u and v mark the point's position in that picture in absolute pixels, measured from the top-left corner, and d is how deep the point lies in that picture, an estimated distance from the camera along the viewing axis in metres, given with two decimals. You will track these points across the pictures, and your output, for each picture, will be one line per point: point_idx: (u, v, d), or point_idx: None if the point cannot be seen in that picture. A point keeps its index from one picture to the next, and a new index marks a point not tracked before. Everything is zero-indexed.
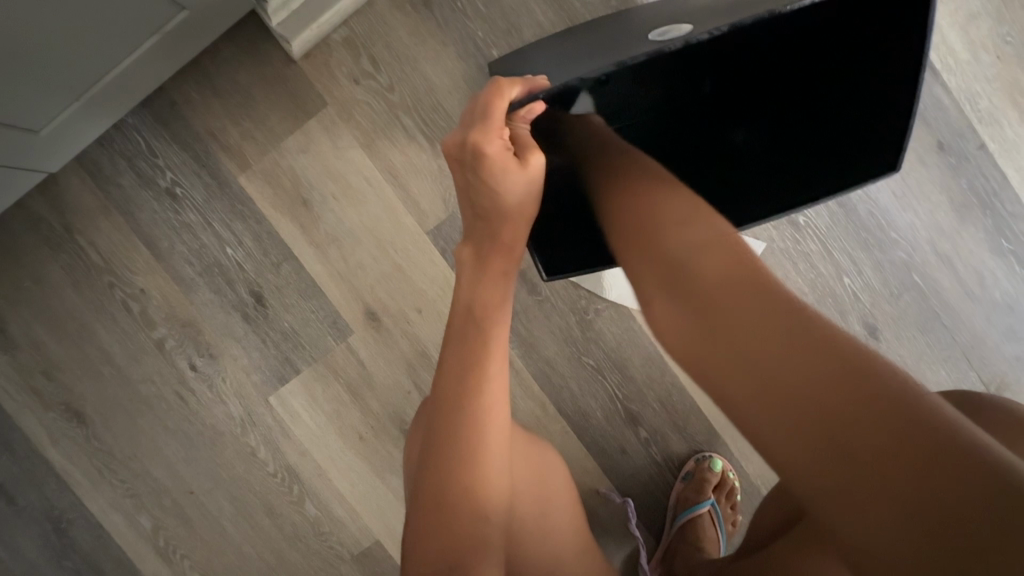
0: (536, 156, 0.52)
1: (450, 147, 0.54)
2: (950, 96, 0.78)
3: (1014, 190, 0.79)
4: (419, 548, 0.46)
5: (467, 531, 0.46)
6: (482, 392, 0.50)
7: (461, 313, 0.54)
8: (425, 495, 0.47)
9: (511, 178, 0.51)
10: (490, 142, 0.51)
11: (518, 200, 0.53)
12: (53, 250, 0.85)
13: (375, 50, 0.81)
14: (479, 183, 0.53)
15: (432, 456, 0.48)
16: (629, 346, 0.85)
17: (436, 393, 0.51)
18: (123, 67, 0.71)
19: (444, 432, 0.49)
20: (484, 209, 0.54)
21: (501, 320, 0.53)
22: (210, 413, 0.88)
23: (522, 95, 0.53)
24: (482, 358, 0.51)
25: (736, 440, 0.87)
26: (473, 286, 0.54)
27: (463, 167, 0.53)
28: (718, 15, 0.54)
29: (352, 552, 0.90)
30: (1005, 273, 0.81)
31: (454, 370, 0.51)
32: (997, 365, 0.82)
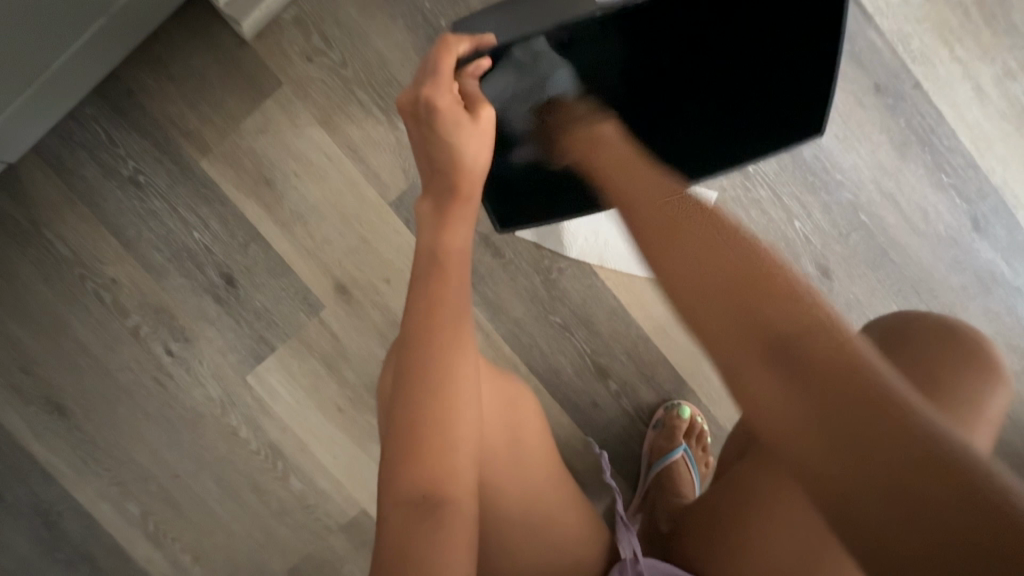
0: (487, 108, 0.52)
1: (402, 104, 0.53)
2: (883, 39, 0.81)
3: (949, 126, 0.83)
4: (394, 483, 0.45)
5: (440, 464, 0.46)
6: (450, 333, 0.48)
7: (425, 256, 0.51)
8: (395, 435, 0.46)
9: (464, 133, 0.51)
10: (441, 95, 0.51)
11: (474, 154, 0.52)
12: (20, 245, 0.86)
13: (326, 28, 0.83)
14: (433, 136, 0.52)
15: (402, 395, 0.47)
16: (593, 302, 0.87)
17: (402, 338, 0.49)
18: (74, 52, 0.72)
19: (412, 375, 0.47)
20: (438, 160, 0.52)
21: (464, 264, 0.51)
22: (189, 396, 0.90)
23: (470, 52, 0.56)
24: (449, 299, 0.49)
25: (704, 386, 0.90)
26: (435, 230, 0.51)
27: (414, 121, 0.52)
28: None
29: (339, 522, 0.92)
30: (947, 207, 0.84)
31: (420, 313, 0.48)
32: (946, 296, 0.85)
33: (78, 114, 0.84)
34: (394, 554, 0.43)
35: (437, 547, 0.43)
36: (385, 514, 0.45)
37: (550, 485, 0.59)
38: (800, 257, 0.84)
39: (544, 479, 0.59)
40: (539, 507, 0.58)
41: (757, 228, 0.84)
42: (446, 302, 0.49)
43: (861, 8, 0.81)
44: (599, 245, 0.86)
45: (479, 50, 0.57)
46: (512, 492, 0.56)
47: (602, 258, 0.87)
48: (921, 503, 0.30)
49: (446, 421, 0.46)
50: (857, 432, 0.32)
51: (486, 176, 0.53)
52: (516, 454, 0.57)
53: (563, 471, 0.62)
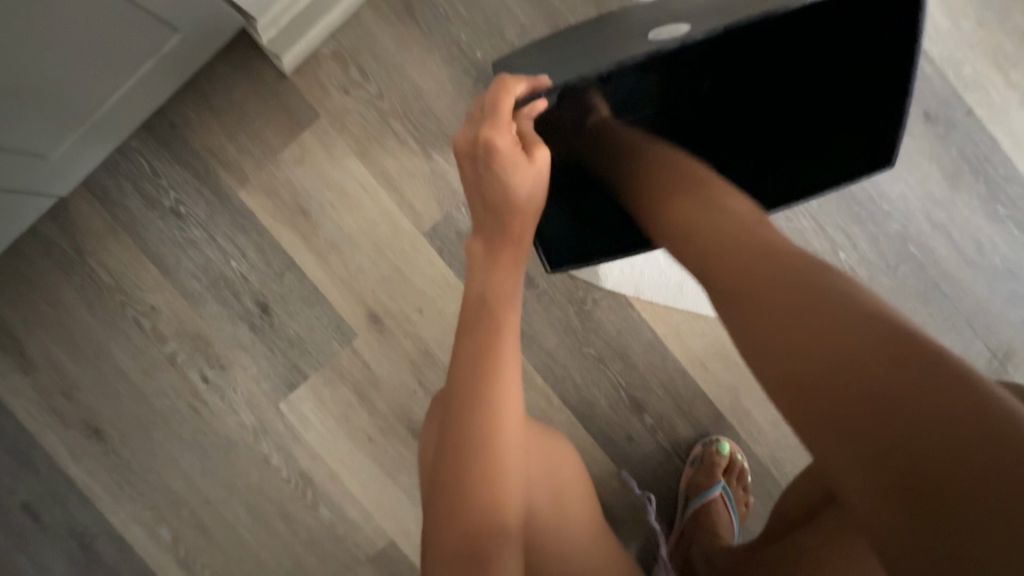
0: (544, 149, 0.50)
1: (460, 145, 0.51)
2: (933, 66, 0.78)
3: (1005, 154, 0.79)
4: (439, 539, 0.44)
5: (486, 525, 0.44)
6: (497, 385, 0.47)
7: (472, 304, 0.50)
8: (443, 484, 0.45)
9: (522, 174, 0.49)
10: (500, 136, 0.48)
11: (529, 196, 0.50)
12: (65, 272, 0.88)
13: (363, 61, 0.84)
14: (489, 179, 0.50)
15: (448, 449, 0.46)
16: (629, 334, 0.85)
17: (451, 384, 0.48)
18: (123, 91, 0.74)
19: (461, 424, 0.46)
20: (493, 202, 0.50)
21: (514, 309, 0.50)
22: (223, 423, 0.90)
23: (525, 93, 0.51)
24: (495, 349, 0.48)
25: (743, 422, 0.87)
26: (486, 274, 0.51)
27: (471, 162, 0.50)
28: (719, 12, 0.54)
29: (368, 553, 0.91)
30: (1004, 239, 0.80)
31: (471, 359, 0.48)
32: (1003, 332, 0.81)
33: (124, 146, 0.86)
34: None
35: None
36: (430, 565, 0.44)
37: (591, 542, 0.57)
38: None
39: (585, 537, 0.56)
40: (580, 567, 0.56)
41: None
42: (498, 348, 0.48)
43: None
44: (635, 277, 0.85)
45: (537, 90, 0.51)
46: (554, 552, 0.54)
47: (638, 290, 0.85)
48: (937, 439, 0.29)
49: (496, 472, 0.45)
50: (871, 380, 0.33)
51: (539, 216, 0.52)
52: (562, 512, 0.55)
53: (605, 526, 0.60)
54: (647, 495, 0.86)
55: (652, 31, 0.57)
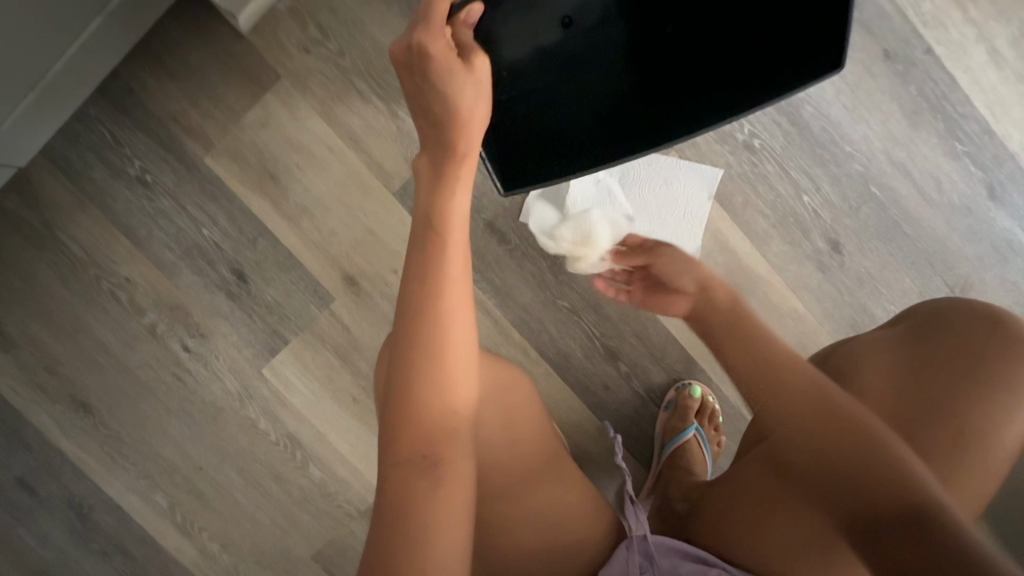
0: (482, 57, 0.50)
1: (393, 54, 0.50)
2: (892, 3, 0.79)
3: (963, 91, 0.81)
4: (392, 444, 0.46)
5: (436, 426, 0.47)
6: (443, 294, 0.48)
7: (419, 220, 0.50)
8: (393, 397, 0.47)
9: (460, 82, 0.49)
10: (434, 41, 0.48)
11: (469, 105, 0.49)
12: (36, 248, 0.88)
13: (321, 18, 0.82)
14: (426, 88, 0.49)
15: (400, 358, 0.47)
16: (601, 285, 0.87)
17: (400, 304, 0.49)
18: (72, 53, 0.72)
19: (411, 333, 0.47)
20: (433, 112, 0.50)
21: (462, 228, 0.50)
22: (208, 390, 0.92)
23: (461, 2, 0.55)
24: (442, 262, 0.48)
25: (714, 366, 0.90)
26: (431, 191, 0.50)
27: (408, 74, 0.50)
28: None
29: (359, 508, 0.95)
30: (962, 175, 0.82)
31: (418, 277, 0.48)
32: (961, 267, 0.84)
33: (83, 116, 0.85)
34: (394, 509, 0.44)
35: (435, 499, 0.45)
36: (386, 474, 0.46)
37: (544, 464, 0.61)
38: (810, 233, 0.83)
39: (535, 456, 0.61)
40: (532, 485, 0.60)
41: (765, 205, 0.83)
42: (445, 264, 0.48)
43: None
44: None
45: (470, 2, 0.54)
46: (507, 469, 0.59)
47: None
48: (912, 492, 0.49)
49: (444, 382, 0.47)
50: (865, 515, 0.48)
51: (484, 126, 0.51)
52: (513, 435, 0.60)
53: (559, 449, 0.64)
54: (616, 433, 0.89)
55: None
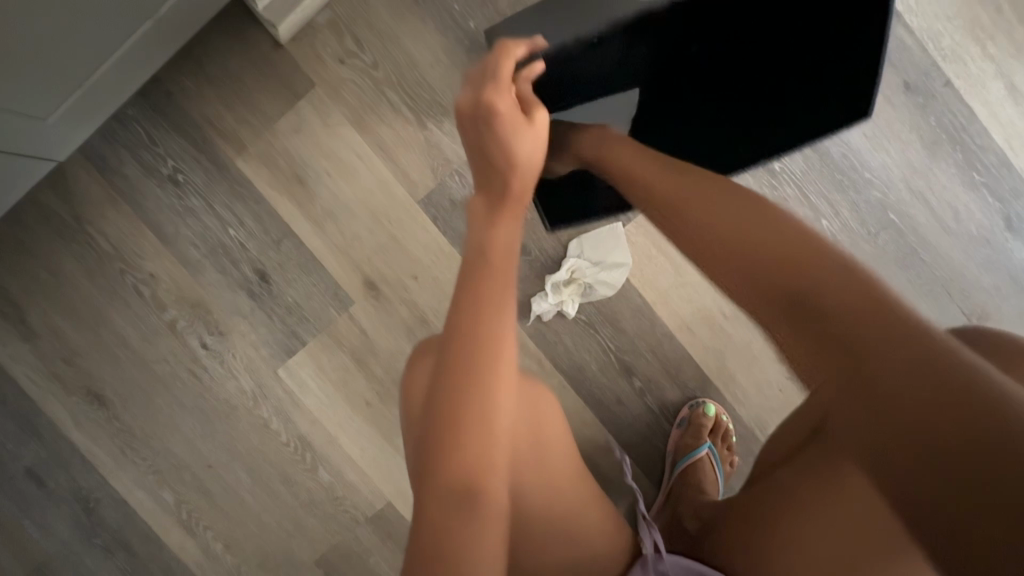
0: (542, 110, 0.52)
1: (459, 106, 0.52)
2: (913, 37, 0.81)
3: (981, 124, 0.82)
4: (430, 477, 0.45)
5: (475, 463, 0.45)
6: (491, 327, 0.46)
7: (472, 251, 0.50)
8: (432, 432, 0.46)
9: (520, 135, 0.50)
10: (501, 97, 0.51)
11: (529, 153, 0.51)
12: (64, 241, 0.90)
13: (357, 30, 0.85)
14: (489, 139, 0.51)
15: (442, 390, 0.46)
16: (618, 299, 0.88)
17: (447, 330, 0.47)
18: (119, 54, 0.74)
19: (458, 367, 0.46)
20: (493, 158, 0.51)
21: (511, 261, 0.50)
22: (223, 388, 0.92)
23: (525, 55, 0.55)
24: (492, 296, 0.47)
25: (728, 385, 0.90)
26: (487, 226, 0.50)
27: (471, 124, 0.52)
28: None
29: (366, 514, 0.94)
30: (979, 206, 0.83)
31: (468, 313, 0.47)
32: (978, 297, 0.84)
33: (121, 115, 0.87)
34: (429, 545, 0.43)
35: (470, 540, 0.43)
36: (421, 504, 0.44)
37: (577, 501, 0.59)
38: None
39: (568, 494, 0.58)
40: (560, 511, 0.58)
41: None
42: (496, 300, 0.47)
43: None
44: (603, 242, 0.86)
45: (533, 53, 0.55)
46: (537, 499, 0.56)
47: (605, 255, 0.86)
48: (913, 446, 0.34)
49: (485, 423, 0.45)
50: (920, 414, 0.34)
51: (539, 171, 0.52)
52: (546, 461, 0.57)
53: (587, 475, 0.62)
54: (624, 454, 0.87)
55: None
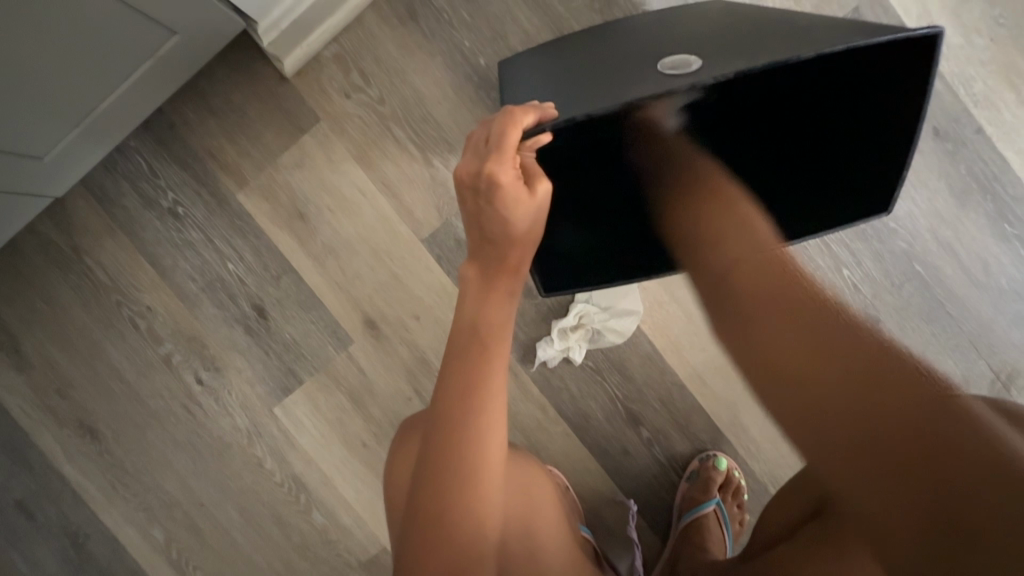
0: (547, 183, 0.48)
1: (460, 175, 0.48)
2: (943, 81, 0.77)
3: (1015, 173, 0.78)
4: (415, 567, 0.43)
5: (461, 550, 0.44)
6: (480, 408, 0.46)
7: (464, 328, 0.49)
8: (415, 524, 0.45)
9: (522, 210, 0.47)
10: (504, 172, 0.46)
11: (527, 230, 0.48)
12: (62, 271, 0.88)
13: (364, 64, 0.83)
14: (489, 214, 0.47)
15: (430, 473, 0.45)
16: (627, 346, 0.84)
17: (435, 409, 0.47)
18: (119, 91, 0.73)
19: (447, 449, 0.45)
20: (491, 233, 0.49)
21: (503, 339, 0.49)
22: (217, 425, 0.90)
23: (533, 125, 0.48)
24: (483, 377, 0.47)
25: (741, 438, 0.86)
26: (478, 305, 0.50)
27: (472, 197, 0.48)
28: (723, 44, 0.51)
29: (360, 559, 0.91)
30: (1011, 259, 0.79)
31: (458, 395, 0.46)
32: (1008, 354, 0.80)
33: (122, 146, 0.86)
34: None
35: None
36: None
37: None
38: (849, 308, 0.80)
39: None
40: None
41: None
42: (484, 382, 0.47)
43: None
44: (613, 287, 0.82)
45: (543, 123, 0.48)
46: None
47: (614, 301, 0.82)
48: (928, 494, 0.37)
49: (469, 512, 0.45)
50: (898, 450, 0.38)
51: (536, 245, 0.50)
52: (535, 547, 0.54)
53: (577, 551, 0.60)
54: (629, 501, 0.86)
55: (660, 61, 0.52)
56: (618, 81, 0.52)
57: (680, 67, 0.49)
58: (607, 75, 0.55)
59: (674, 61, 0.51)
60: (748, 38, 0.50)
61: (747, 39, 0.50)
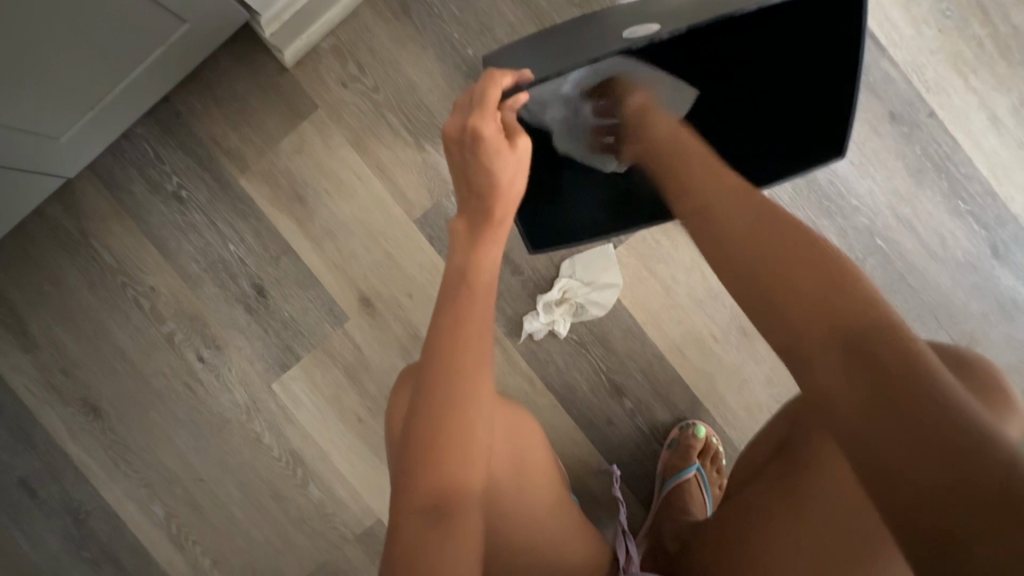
0: (525, 139, 0.54)
1: (448, 132, 0.54)
2: (897, 69, 0.83)
3: (966, 153, 0.84)
4: (408, 489, 0.48)
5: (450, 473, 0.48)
6: (466, 345, 0.50)
7: (453, 275, 0.53)
8: (410, 445, 0.49)
9: (503, 160, 0.53)
10: (487, 126, 0.52)
11: (510, 179, 0.54)
12: (69, 254, 0.92)
13: (360, 56, 0.89)
14: (475, 165, 0.54)
15: (420, 404, 0.49)
16: (610, 320, 0.89)
17: (425, 347, 0.51)
18: (131, 78, 0.78)
19: (436, 383, 0.49)
20: (476, 184, 0.54)
21: (490, 283, 0.53)
22: (217, 401, 0.93)
23: (511, 86, 0.55)
24: (469, 318, 0.51)
25: (719, 407, 0.90)
26: (465, 250, 0.54)
27: (459, 151, 0.54)
28: (680, 18, 0.57)
29: (355, 532, 0.94)
30: (965, 233, 0.84)
31: (446, 334, 0.51)
32: (966, 323, 0.85)
33: (129, 133, 0.91)
34: (405, 553, 0.46)
35: (445, 547, 0.46)
36: (399, 515, 0.47)
37: (556, 516, 0.60)
38: None
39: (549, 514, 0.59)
40: (538, 529, 0.59)
41: None
42: (470, 320, 0.51)
43: (875, 39, 0.83)
44: (595, 263, 0.88)
45: (520, 84, 0.55)
46: (518, 515, 0.58)
47: (595, 276, 0.88)
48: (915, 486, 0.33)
49: (456, 436, 0.48)
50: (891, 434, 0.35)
51: (520, 197, 0.55)
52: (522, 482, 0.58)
53: (566, 490, 0.64)
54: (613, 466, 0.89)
55: (624, 32, 0.59)
56: (592, 49, 0.58)
57: (643, 34, 0.56)
58: (578, 49, 0.61)
59: (636, 31, 0.58)
60: (698, 11, 0.57)
61: (700, 11, 0.57)
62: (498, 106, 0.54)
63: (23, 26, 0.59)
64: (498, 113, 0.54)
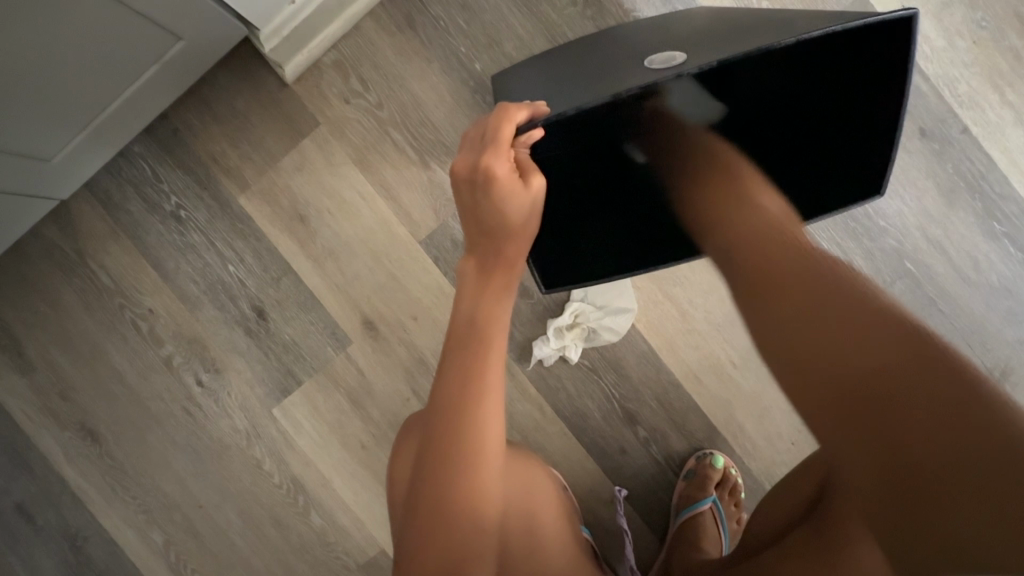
0: (540, 178, 0.50)
1: (457, 170, 0.50)
2: (928, 82, 0.79)
3: (1001, 172, 0.79)
4: (415, 557, 0.44)
5: (461, 540, 0.45)
6: (480, 400, 0.47)
7: (463, 324, 0.50)
8: (415, 513, 0.45)
9: (515, 201, 0.49)
10: (500, 165, 0.48)
11: (523, 220, 0.50)
12: (66, 275, 0.89)
13: (363, 71, 0.85)
14: (486, 206, 0.49)
15: (429, 464, 0.46)
16: (623, 345, 0.85)
17: (433, 401, 0.48)
18: (125, 96, 0.75)
19: (447, 441, 0.46)
20: (489, 227, 0.51)
21: (502, 332, 0.50)
22: (216, 426, 0.90)
23: (525, 120, 0.50)
24: (481, 370, 0.48)
25: (737, 436, 0.86)
26: (476, 297, 0.51)
27: (468, 190, 0.50)
28: (708, 42, 0.52)
29: (358, 562, 0.91)
30: (1000, 256, 0.80)
31: (456, 387, 0.48)
32: (1001, 351, 0.80)
33: (126, 151, 0.88)
34: None
35: None
36: None
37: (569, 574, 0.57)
38: None
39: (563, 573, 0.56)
40: None
41: None
42: (481, 372, 0.48)
43: None
44: (608, 287, 0.84)
45: (535, 118, 0.50)
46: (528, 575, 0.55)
47: (609, 300, 0.84)
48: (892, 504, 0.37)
49: (467, 499, 0.45)
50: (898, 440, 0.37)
51: (533, 239, 0.52)
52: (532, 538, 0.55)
53: (576, 543, 0.61)
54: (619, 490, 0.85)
55: (647, 57, 0.54)
56: (612, 76, 0.54)
57: (667, 61, 0.51)
58: (596, 74, 0.57)
59: (661, 57, 0.53)
60: (727, 35, 0.52)
61: (731, 35, 0.52)
62: (510, 142, 0.50)
63: (9, 48, 0.56)
64: (511, 149, 0.50)
